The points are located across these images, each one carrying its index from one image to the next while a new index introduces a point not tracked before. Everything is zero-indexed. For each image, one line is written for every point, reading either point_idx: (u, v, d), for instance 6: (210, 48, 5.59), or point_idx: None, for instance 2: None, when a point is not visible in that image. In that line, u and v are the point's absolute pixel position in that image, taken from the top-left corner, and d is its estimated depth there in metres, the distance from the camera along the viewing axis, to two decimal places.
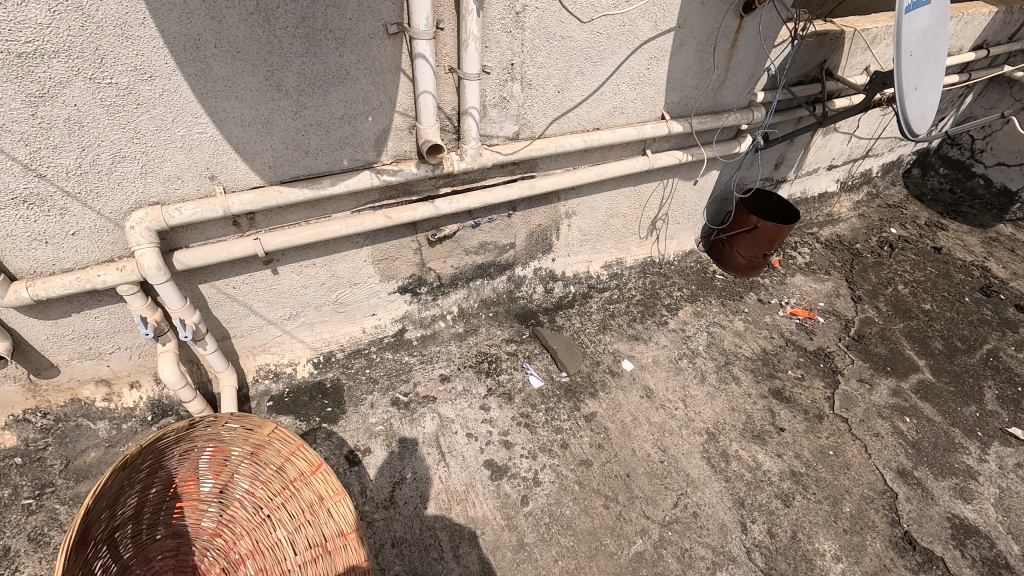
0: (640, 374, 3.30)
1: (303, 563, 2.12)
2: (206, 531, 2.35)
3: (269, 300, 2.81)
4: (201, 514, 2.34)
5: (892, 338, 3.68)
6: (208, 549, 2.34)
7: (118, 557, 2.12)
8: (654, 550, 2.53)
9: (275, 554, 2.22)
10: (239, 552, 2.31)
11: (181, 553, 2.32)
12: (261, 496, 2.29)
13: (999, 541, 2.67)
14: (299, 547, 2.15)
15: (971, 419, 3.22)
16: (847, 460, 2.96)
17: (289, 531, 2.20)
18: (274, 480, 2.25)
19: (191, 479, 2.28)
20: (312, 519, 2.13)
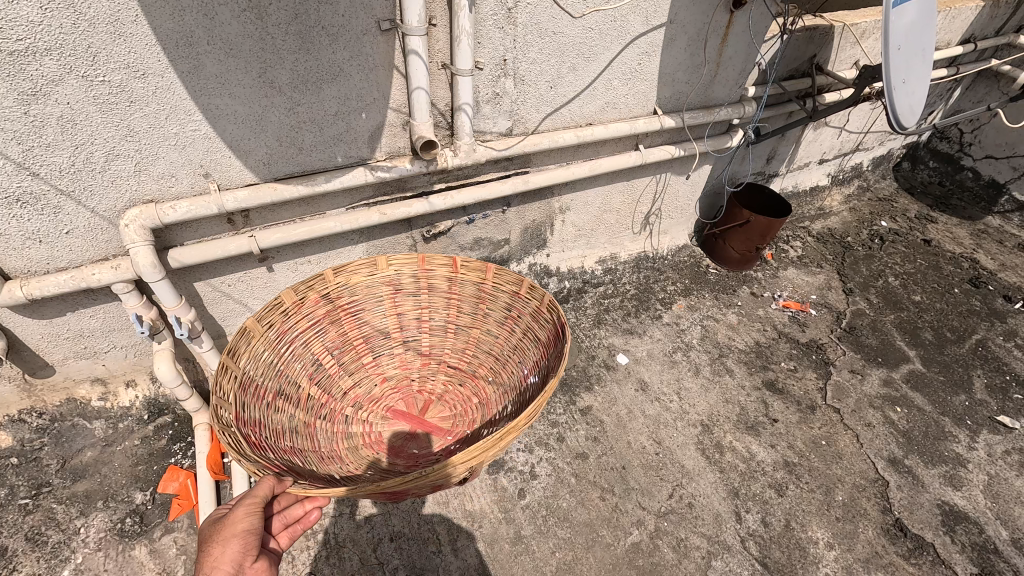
0: (635, 367, 3.33)
1: (511, 343, 2.67)
2: (397, 376, 2.73)
3: (264, 297, 2.81)
4: (382, 370, 2.72)
5: (883, 330, 3.72)
6: (412, 394, 2.68)
7: (331, 400, 2.53)
8: (650, 540, 2.56)
9: (494, 362, 2.72)
10: (437, 381, 2.74)
11: (395, 404, 2.63)
12: (435, 328, 2.78)
13: (988, 527, 2.72)
14: (495, 325, 2.70)
15: (961, 408, 3.28)
16: (839, 450, 3.00)
17: (468, 331, 2.77)
18: (440, 303, 2.71)
19: (363, 336, 2.68)
20: (492, 307, 2.67)
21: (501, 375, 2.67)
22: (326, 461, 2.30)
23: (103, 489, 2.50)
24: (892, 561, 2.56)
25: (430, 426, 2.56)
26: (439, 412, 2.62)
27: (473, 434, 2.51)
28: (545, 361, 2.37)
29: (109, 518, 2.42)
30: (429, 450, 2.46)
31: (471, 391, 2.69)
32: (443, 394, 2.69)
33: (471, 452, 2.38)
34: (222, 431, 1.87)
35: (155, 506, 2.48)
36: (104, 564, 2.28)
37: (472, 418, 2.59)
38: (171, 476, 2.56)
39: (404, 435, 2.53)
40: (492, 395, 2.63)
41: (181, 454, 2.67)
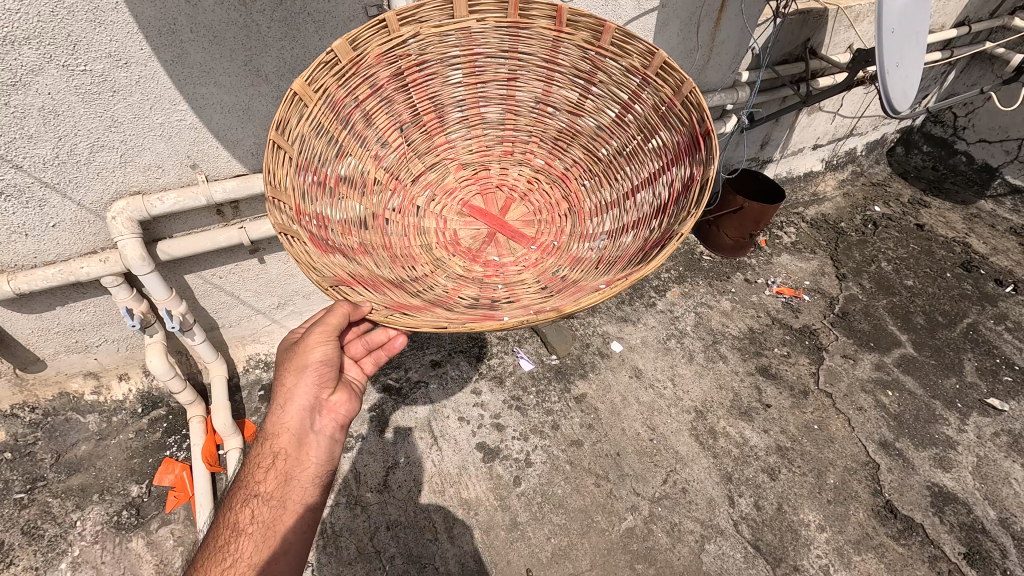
0: (629, 354, 3.34)
1: (608, 152, 2.40)
2: (472, 168, 2.58)
3: (256, 289, 2.79)
4: (459, 158, 2.55)
5: (875, 315, 3.74)
6: (490, 190, 2.58)
7: (401, 187, 2.37)
8: (644, 525, 2.59)
9: (579, 180, 2.54)
10: (517, 182, 2.60)
11: (472, 207, 2.53)
12: (518, 113, 2.47)
13: (976, 507, 2.77)
14: (597, 127, 2.37)
15: (951, 391, 3.31)
16: (831, 434, 3.03)
17: (566, 126, 2.46)
18: (525, 108, 2.45)
19: (436, 123, 2.39)
20: (586, 117, 2.37)
21: (586, 185, 2.52)
22: (400, 257, 2.17)
23: (98, 482, 2.50)
24: (882, 542, 2.61)
25: (511, 231, 2.48)
26: (519, 209, 2.55)
27: (556, 246, 2.43)
28: (659, 178, 2.12)
29: (105, 511, 2.42)
30: (508, 254, 2.41)
31: (560, 197, 2.57)
32: (525, 195, 2.58)
33: (563, 271, 2.27)
34: (285, 238, 1.59)
35: (151, 499, 2.49)
36: (101, 556, 2.29)
37: (559, 207, 2.55)
38: (166, 469, 2.56)
39: (483, 233, 2.48)
40: (580, 212, 2.50)
41: (176, 446, 2.67)
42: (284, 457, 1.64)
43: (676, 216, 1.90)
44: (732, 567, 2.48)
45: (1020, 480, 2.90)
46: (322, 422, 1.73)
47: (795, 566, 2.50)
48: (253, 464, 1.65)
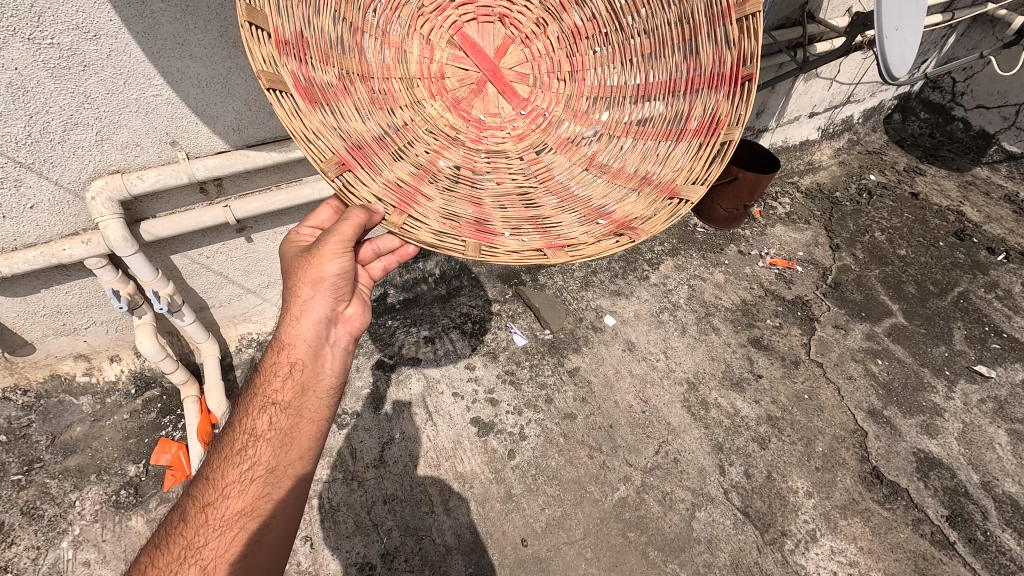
0: (622, 328, 3.34)
1: (625, 20, 2.32)
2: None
3: (245, 269, 2.76)
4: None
5: (867, 285, 3.75)
6: (489, 21, 2.44)
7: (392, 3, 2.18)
8: (637, 495, 2.65)
9: (586, 38, 2.46)
10: (518, 18, 2.45)
11: (465, 36, 2.41)
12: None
13: (960, 472, 2.84)
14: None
15: (940, 359, 3.35)
16: (820, 403, 3.07)
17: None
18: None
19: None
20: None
21: (591, 45, 2.45)
22: (387, 92, 2.12)
23: (95, 463, 2.52)
24: (868, 507, 2.68)
25: (501, 88, 2.45)
26: (513, 60, 2.47)
27: (542, 114, 2.48)
28: (679, 92, 2.15)
29: (104, 491, 2.44)
30: (490, 110, 2.44)
31: (564, 54, 2.50)
32: (526, 37, 2.47)
33: (545, 152, 2.38)
34: (271, 92, 1.49)
35: (149, 478, 2.51)
36: (101, 535, 2.33)
37: (551, 61, 2.50)
38: (163, 449, 2.58)
39: (472, 78, 2.44)
40: (577, 79, 2.49)
41: (172, 426, 2.68)
42: (301, 368, 1.68)
43: (690, 150, 2.03)
44: (722, 533, 2.55)
45: (1003, 445, 2.96)
46: (337, 334, 1.78)
47: (783, 531, 2.57)
48: (270, 371, 1.69)
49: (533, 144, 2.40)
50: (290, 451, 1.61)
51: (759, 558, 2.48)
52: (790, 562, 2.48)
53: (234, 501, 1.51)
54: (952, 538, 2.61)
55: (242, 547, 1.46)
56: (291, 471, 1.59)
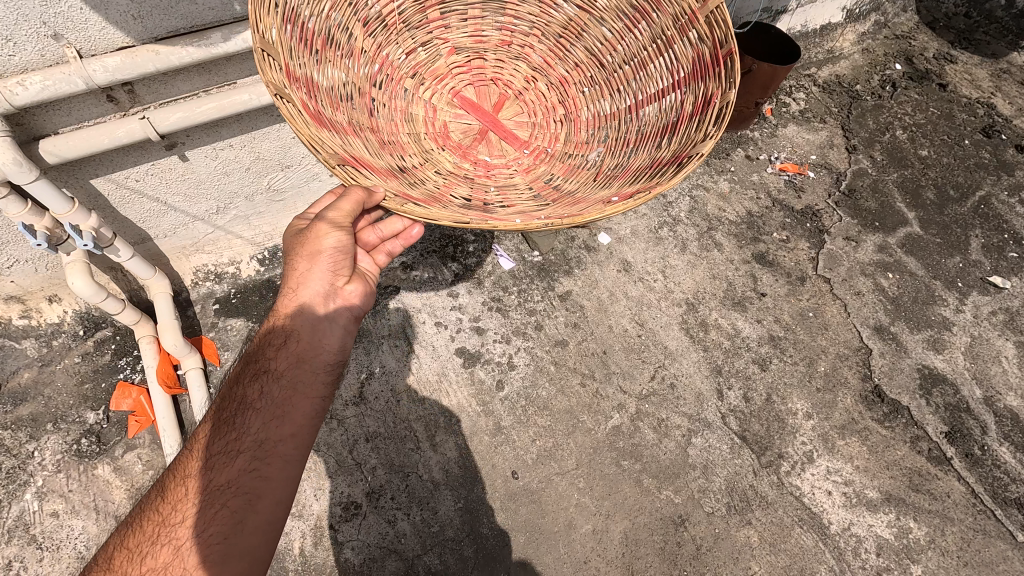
0: (618, 247, 3.06)
1: (613, 59, 2.11)
2: (466, 53, 2.27)
3: (186, 192, 2.37)
4: (452, 39, 2.23)
5: (884, 191, 3.43)
6: (484, 82, 2.26)
7: (391, 69, 2.06)
8: (631, 423, 2.54)
9: (579, 78, 2.21)
10: (512, 79, 2.27)
11: (465, 99, 2.22)
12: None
13: (963, 387, 2.75)
14: (606, 32, 2.09)
15: (954, 270, 3.14)
16: (825, 321, 2.91)
17: (573, 22, 2.16)
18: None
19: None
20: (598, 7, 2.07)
21: (582, 86, 2.20)
22: (392, 146, 1.90)
23: (50, 411, 2.33)
24: (867, 426, 2.61)
25: (505, 134, 2.19)
26: (514, 109, 2.24)
27: (549, 152, 2.14)
28: (673, 91, 1.90)
29: (63, 440, 2.28)
30: (497, 155, 2.13)
31: (558, 103, 2.24)
32: (520, 92, 2.26)
33: (558, 181, 2.01)
34: (279, 98, 1.45)
35: (111, 424, 2.33)
36: (67, 485, 2.20)
37: (553, 105, 2.23)
38: (122, 394, 2.37)
39: (474, 131, 2.18)
40: (576, 118, 2.19)
41: (130, 369, 2.45)
42: (297, 338, 1.60)
43: (689, 136, 1.76)
44: (718, 459, 2.48)
45: (1009, 358, 2.86)
46: (335, 312, 1.65)
47: (780, 454, 2.51)
48: (265, 342, 1.63)
49: (546, 177, 2.04)
50: (281, 426, 1.50)
51: (754, 481, 2.44)
52: (785, 484, 2.44)
53: (220, 472, 1.43)
54: (950, 453, 2.57)
55: (225, 524, 1.36)
56: (281, 447, 1.48)
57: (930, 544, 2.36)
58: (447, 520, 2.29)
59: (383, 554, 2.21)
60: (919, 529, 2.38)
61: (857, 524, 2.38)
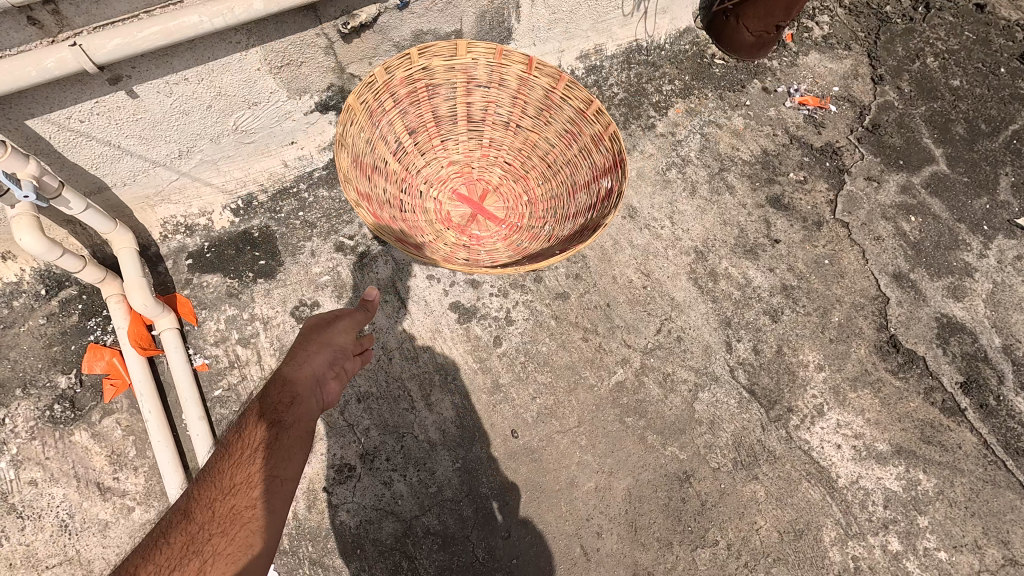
0: (622, 191, 2.82)
1: (566, 160, 2.22)
2: (460, 154, 2.32)
3: (142, 134, 2.11)
4: (440, 128, 2.27)
5: (910, 125, 3.16)
6: (472, 180, 2.31)
7: (408, 177, 2.19)
8: (635, 378, 2.42)
9: (540, 170, 2.28)
10: (489, 168, 2.32)
11: (455, 188, 2.29)
12: (499, 98, 2.20)
13: (982, 336, 2.61)
14: (556, 150, 2.23)
15: (980, 213, 2.93)
16: (841, 268, 2.74)
17: (531, 122, 2.25)
18: (507, 96, 2.19)
19: (427, 87, 2.13)
20: (556, 110, 2.17)
21: (543, 176, 2.28)
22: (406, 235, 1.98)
23: (18, 376, 2.18)
24: (880, 378, 2.50)
25: (486, 215, 2.26)
26: (496, 191, 2.30)
27: (523, 228, 2.24)
28: (606, 174, 2.03)
29: (36, 406, 2.15)
30: (479, 237, 2.20)
31: (524, 194, 2.29)
32: (499, 186, 2.31)
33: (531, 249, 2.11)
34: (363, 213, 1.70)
35: (85, 389, 2.19)
36: (44, 452, 2.09)
37: (524, 188, 2.29)
38: (94, 356, 2.21)
39: (462, 216, 2.25)
40: (539, 203, 2.27)
41: (101, 330, 2.27)
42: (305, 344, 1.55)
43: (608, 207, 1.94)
44: (725, 414, 2.38)
45: None
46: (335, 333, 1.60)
47: (789, 408, 2.41)
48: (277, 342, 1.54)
49: (521, 250, 2.11)
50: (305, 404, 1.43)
51: (762, 436, 2.35)
52: (793, 438, 2.36)
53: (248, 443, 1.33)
54: (964, 404, 2.47)
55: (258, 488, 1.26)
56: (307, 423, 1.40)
57: (938, 495, 2.30)
58: (445, 481, 2.21)
59: (380, 516, 2.14)
60: (928, 481, 2.32)
61: (865, 477, 2.32)
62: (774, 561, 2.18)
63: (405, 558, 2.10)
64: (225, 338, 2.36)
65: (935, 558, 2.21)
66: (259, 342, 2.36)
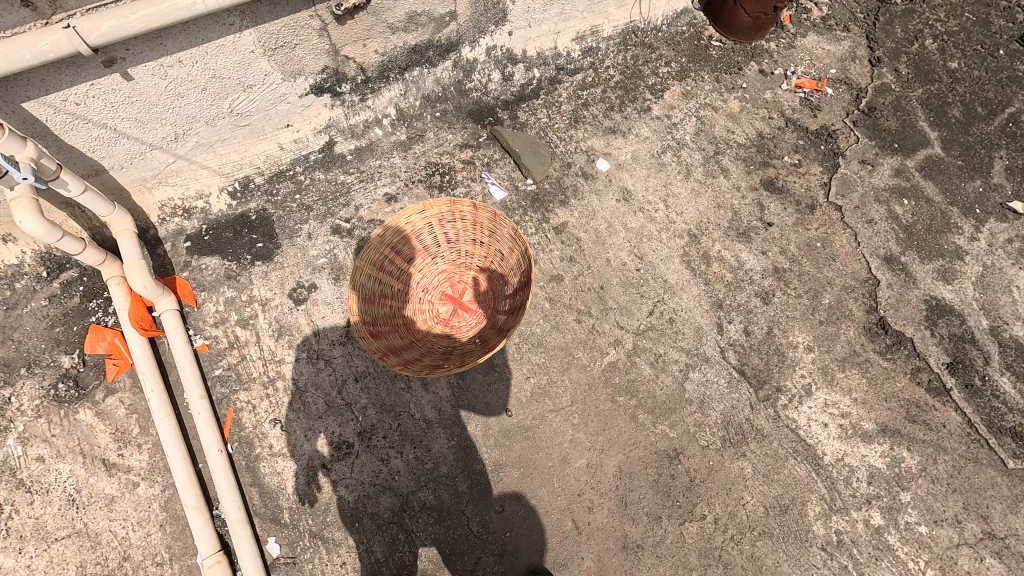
0: (618, 174, 2.84)
1: (516, 258, 2.40)
2: (446, 262, 2.53)
3: (137, 117, 2.12)
4: (426, 251, 2.49)
5: (907, 108, 3.15)
6: (456, 276, 2.52)
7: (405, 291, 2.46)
8: (628, 358, 2.47)
9: (502, 269, 2.48)
10: (465, 270, 2.53)
11: (439, 284, 2.51)
12: (465, 227, 2.47)
13: (969, 318, 2.65)
14: (512, 263, 2.43)
15: (973, 196, 2.93)
16: (833, 252, 2.76)
17: (490, 240, 2.47)
18: (468, 226, 2.46)
19: (410, 233, 2.41)
20: (501, 229, 2.38)
21: (505, 273, 2.48)
22: (397, 351, 2.27)
23: (22, 355, 2.23)
24: (868, 358, 2.55)
25: (464, 308, 2.48)
26: (473, 289, 2.51)
27: (494, 317, 2.46)
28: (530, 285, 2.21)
29: (40, 385, 2.20)
30: (459, 333, 2.45)
31: (498, 287, 2.49)
32: (478, 283, 2.52)
33: (496, 341, 2.32)
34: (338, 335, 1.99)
35: (88, 369, 2.24)
36: (50, 430, 2.15)
37: (492, 283, 2.51)
38: (96, 337, 2.26)
39: (445, 312, 2.47)
40: (503, 294, 2.48)
41: (102, 311, 2.31)
42: None
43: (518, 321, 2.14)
44: (715, 393, 2.44)
45: (1021, 288, 2.72)
46: None
47: (778, 387, 2.46)
48: None
49: (489, 346, 2.33)
50: None
51: (751, 415, 2.41)
52: (781, 417, 2.42)
53: None
54: (949, 384, 2.52)
55: None
56: None
57: (921, 472, 2.36)
58: (441, 458, 2.27)
59: (378, 491, 2.21)
60: (911, 458, 2.38)
61: (850, 455, 2.38)
62: (759, 534, 2.25)
63: (402, 532, 2.17)
64: (225, 319, 2.40)
65: (916, 532, 2.27)
66: (258, 323, 2.41)
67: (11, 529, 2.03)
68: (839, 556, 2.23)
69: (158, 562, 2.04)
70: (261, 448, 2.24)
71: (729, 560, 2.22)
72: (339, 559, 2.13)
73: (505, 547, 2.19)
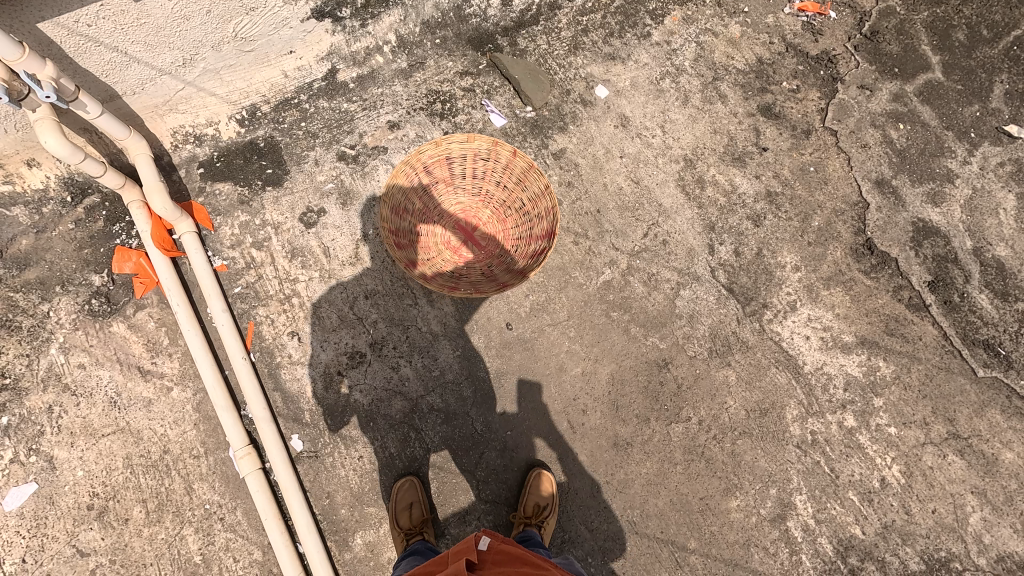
0: (616, 101, 2.87)
1: (537, 212, 2.51)
2: (465, 195, 2.59)
3: (147, 40, 2.17)
4: (451, 181, 2.58)
5: (909, 32, 3.00)
6: (471, 211, 2.59)
7: (422, 212, 2.55)
8: (622, 278, 2.60)
9: (519, 216, 2.56)
10: (482, 207, 2.58)
11: (455, 215, 2.58)
12: (494, 168, 2.55)
13: (955, 239, 2.70)
14: (530, 212, 2.53)
15: (969, 120, 2.87)
16: (827, 175, 2.81)
17: (515, 186, 2.56)
18: (499, 168, 2.54)
19: (443, 158, 2.51)
20: (532, 180, 2.49)
21: (521, 220, 2.56)
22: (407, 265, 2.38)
23: (55, 274, 2.38)
24: (852, 277, 2.67)
25: (474, 242, 2.56)
26: (487, 226, 2.57)
27: (501, 259, 2.56)
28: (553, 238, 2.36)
29: (76, 301, 2.37)
30: (464, 265, 2.55)
31: (510, 230, 2.57)
32: (490, 222, 2.58)
33: (506, 282, 2.47)
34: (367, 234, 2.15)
35: (117, 286, 2.40)
36: (87, 340, 2.34)
37: (506, 226, 2.58)
38: (122, 258, 2.41)
39: (454, 242, 2.56)
40: (514, 240, 2.56)
41: (126, 234, 2.45)
42: None
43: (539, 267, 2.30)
44: (704, 308, 2.59)
45: (1009, 210, 2.75)
46: None
47: (764, 303, 2.60)
48: None
49: (496, 283, 2.46)
50: None
51: (736, 328, 2.56)
52: (766, 330, 2.57)
53: None
54: (929, 301, 2.63)
55: None
56: None
57: (894, 379, 2.53)
58: (447, 366, 2.46)
59: (390, 395, 2.42)
60: (886, 367, 2.55)
61: (829, 364, 2.54)
62: (740, 434, 2.46)
63: (412, 430, 2.40)
64: (241, 242, 2.54)
65: (885, 433, 2.47)
66: (272, 245, 2.55)
67: (62, 427, 2.26)
68: (812, 453, 2.45)
69: (195, 455, 2.29)
70: (281, 357, 2.43)
71: (711, 456, 2.44)
72: (357, 453, 2.38)
73: (506, 444, 2.43)
